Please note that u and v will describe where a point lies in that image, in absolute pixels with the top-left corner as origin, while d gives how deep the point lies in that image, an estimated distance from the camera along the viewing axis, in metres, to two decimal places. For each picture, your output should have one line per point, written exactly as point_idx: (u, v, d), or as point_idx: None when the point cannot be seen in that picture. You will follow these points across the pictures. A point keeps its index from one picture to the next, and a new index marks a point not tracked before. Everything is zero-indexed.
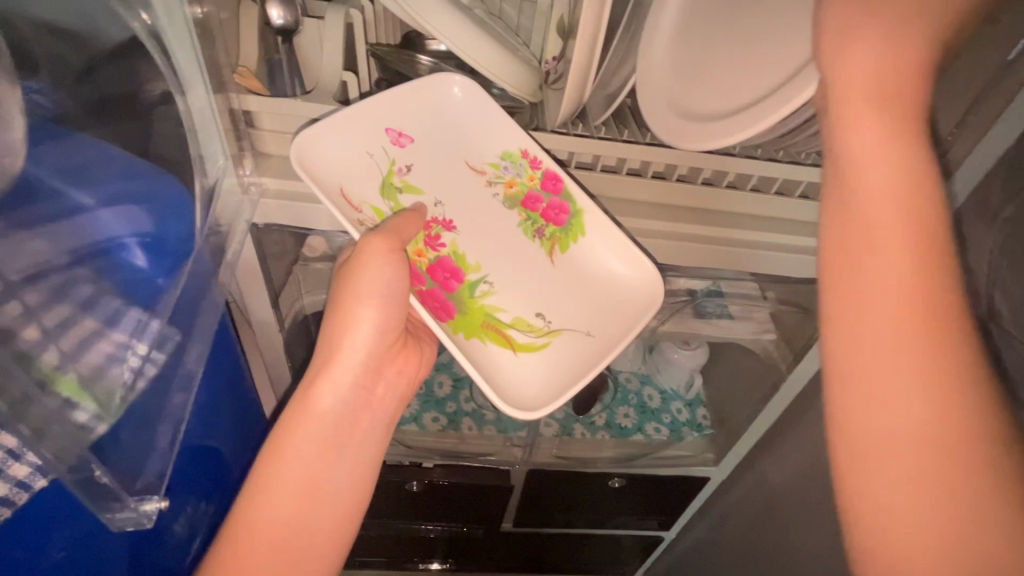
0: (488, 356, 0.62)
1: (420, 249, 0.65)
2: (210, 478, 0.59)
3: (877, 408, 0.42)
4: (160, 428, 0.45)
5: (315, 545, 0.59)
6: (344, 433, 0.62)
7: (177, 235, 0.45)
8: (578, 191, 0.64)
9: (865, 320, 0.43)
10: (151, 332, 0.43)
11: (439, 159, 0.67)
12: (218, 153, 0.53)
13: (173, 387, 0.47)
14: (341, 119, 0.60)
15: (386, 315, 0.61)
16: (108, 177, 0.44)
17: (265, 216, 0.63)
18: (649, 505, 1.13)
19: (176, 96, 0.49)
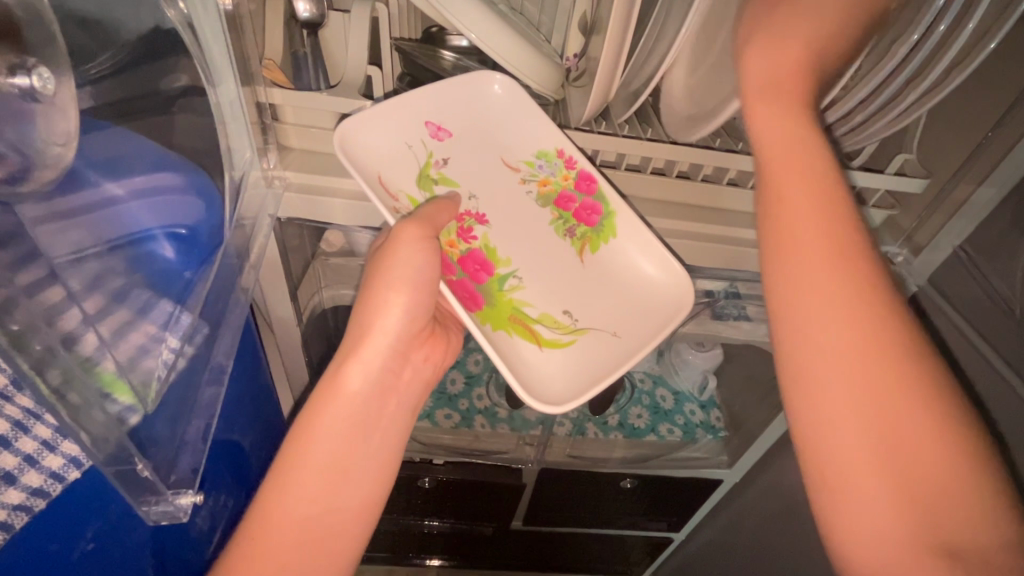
0: (513, 348, 0.61)
1: (452, 241, 0.64)
2: (231, 471, 0.59)
3: (813, 369, 0.47)
4: (194, 420, 0.45)
5: (340, 529, 0.59)
6: (372, 417, 0.62)
7: (208, 229, 0.46)
8: (612, 193, 0.64)
9: (799, 298, 0.49)
10: (183, 326, 0.44)
11: (474, 154, 0.67)
12: (245, 147, 0.54)
13: (203, 379, 0.46)
14: (382, 110, 0.61)
15: (416, 302, 0.61)
16: (141, 170, 0.44)
17: (287, 210, 0.63)
18: (659, 506, 1.12)
19: (207, 88, 0.49)
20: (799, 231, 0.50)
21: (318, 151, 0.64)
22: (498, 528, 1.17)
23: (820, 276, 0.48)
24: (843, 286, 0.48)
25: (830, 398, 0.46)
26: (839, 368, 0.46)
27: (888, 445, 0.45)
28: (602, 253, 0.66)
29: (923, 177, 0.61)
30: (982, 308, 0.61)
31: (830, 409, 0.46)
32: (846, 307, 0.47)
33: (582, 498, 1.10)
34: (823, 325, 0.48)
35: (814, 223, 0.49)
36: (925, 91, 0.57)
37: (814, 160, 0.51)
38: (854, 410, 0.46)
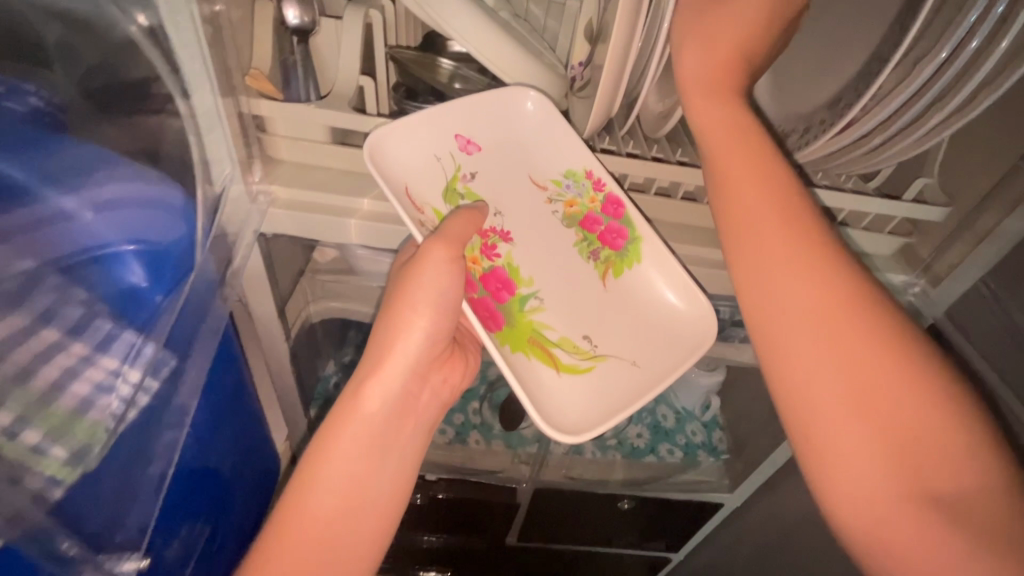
0: (532, 373, 0.58)
1: (476, 257, 0.60)
2: (205, 498, 0.56)
3: (801, 368, 0.47)
4: (150, 468, 0.45)
5: (358, 545, 0.57)
6: (390, 438, 0.59)
7: (178, 253, 0.43)
8: (640, 219, 0.60)
9: (768, 287, 0.49)
10: (144, 357, 0.42)
11: (503, 170, 0.63)
12: (225, 159, 0.52)
13: (165, 420, 0.46)
14: (412, 122, 0.58)
15: (440, 323, 0.58)
16: (115, 189, 0.41)
17: (274, 225, 0.60)
18: (657, 527, 1.10)
19: (177, 99, 0.48)
20: (753, 232, 0.50)
21: (306, 164, 0.61)
22: (492, 544, 1.15)
23: (779, 279, 0.49)
24: (810, 286, 0.48)
25: (821, 414, 0.46)
26: (829, 358, 0.46)
27: (900, 463, 0.44)
28: (625, 279, 0.62)
29: (943, 206, 0.58)
30: (1005, 345, 0.57)
31: (810, 409, 0.46)
32: (809, 306, 0.48)
33: (578, 517, 1.07)
34: (789, 329, 0.48)
35: (766, 222, 0.50)
36: (950, 114, 0.54)
37: (758, 156, 0.52)
38: (856, 427, 0.45)
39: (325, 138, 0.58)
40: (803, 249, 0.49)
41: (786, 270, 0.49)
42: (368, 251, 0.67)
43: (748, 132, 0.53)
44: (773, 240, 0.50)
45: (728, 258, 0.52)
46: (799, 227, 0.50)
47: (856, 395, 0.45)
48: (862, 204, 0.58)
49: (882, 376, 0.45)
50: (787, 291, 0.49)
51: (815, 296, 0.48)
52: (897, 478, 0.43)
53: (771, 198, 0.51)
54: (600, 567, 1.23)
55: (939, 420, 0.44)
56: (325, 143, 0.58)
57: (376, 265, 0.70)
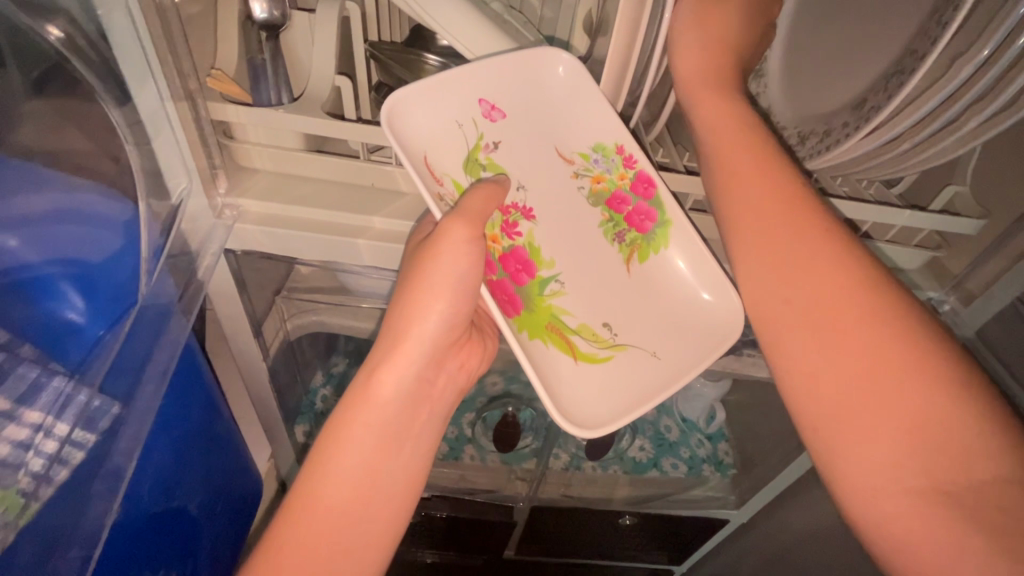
0: (550, 362, 0.53)
1: (495, 235, 0.55)
2: (170, 539, 0.52)
3: (822, 357, 0.43)
4: (71, 552, 0.38)
5: (370, 536, 0.53)
6: (403, 428, 0.54)
7: (113, 282, 0.43)
8: (671, 201, 0.54)
9: (777, 270, 0.46)
10: (76, 405, 0.39)
11: (528, 137, 0.56)
12: (180, 169, 0.48)
13: (96, 489, 0.40)
14: (436, 83, 0.52)
15: (457, 308, 0.53)
16: (47, 212, 0.41)
17: (242, 242, 0.55)
18: (661, 542, 1.06)
19: (110, 107, 0.44)
20: (761, 236, 0.47)
21: (282, 174, 0.55)
22: (488, 559, 1.11)
23: (792, 286, 0.45)
24: (828, 289, 0.44)
25: (848, 422, 0.42)
26: (854, 347, 0.42)
27: (953, 496, 0.38)
28: (651, 263, 0.57)
29: (979, 219, 0.52)
30: None
31: (840, 403, 0.42)
32: (826, 315, 0.44)
33: (577, 533, 1.04)
34: (804, 339, 0.44)
35: (773, 225, 0.47)
36: (988, 117, 0.48)
37: (764, 155, 0.48)
38: (894, 440, 0.40)
39: (298, 145, 0.53)
40: (818, 252, 0.45)
41: (798, 277, 0.45)
42: (362, 273, 0.64)
43: (749, 132, 0.49)
44: (785, 243, 0.46)
45: (730, 239, 0.49)
46: (815, 228, 0.45)
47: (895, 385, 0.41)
48: (887, 218, 0.53)
49: (911, 390, 0.40)
50: (797, 299, 0.45)
51: (833, 302, 0.44)
52: (945, 512, 0.38)
53: (778, 200, 0.47)
54: None
55: (992, 453, 0.38)
56: (298, 150, 0.53)
57: (364, 282, 0.67)
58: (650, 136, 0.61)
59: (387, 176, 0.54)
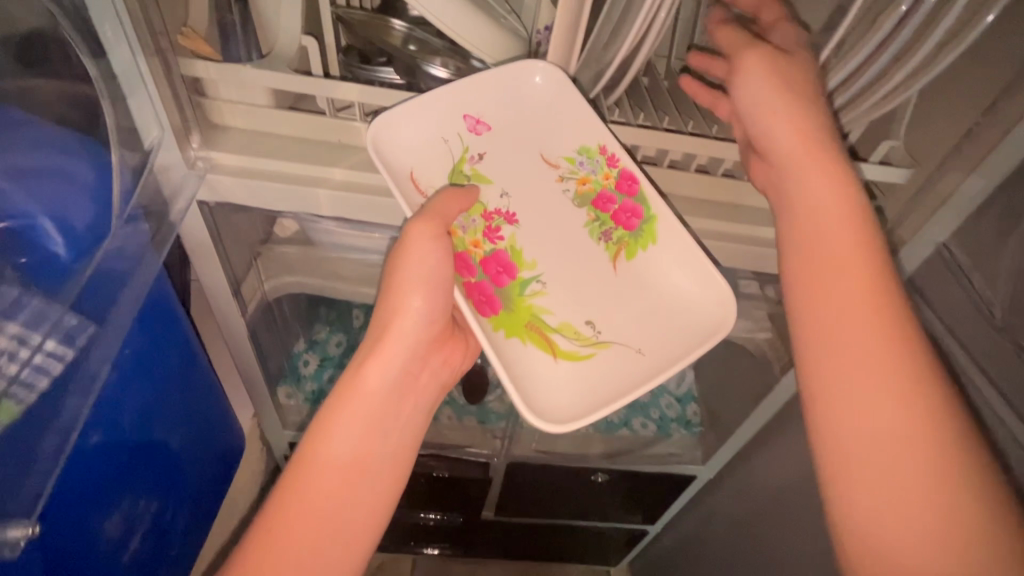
0: (525, 360, 0.55)
1: (477, 239, 0.58)
2: (153, 471, 0.56)
3: (851, 381, 0.49)
4: (47, 437, 0.41)
5: (355, 525, 0.56)
6: (388, 414, 0.59)
7: (84, 221, 0.45)
8: (656, 197, 0.58)
9: (823, 301, 0.51)
10: (53, 321, 0.41)
11: (513, 150, 0.61)
12: (153, 122, 0.51)
13: (73, 388, 0.43)
14: (421, 104, 0.57)
15: (431, 302, 0.57)
16: (24, 148, 0.44)
17: (213, 192, 0.58)
18: (637, 501, 1.11)
19: (86, 60, 0.47)
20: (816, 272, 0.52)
21: (253, 131, 0.58)
22: (469, 514, 1.15)
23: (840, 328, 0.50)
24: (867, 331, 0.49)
25: (844, 430, 0.48)
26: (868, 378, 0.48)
27: None
28: (639, 261, 0.59)
29: (905, 167, 0.56)
30: (962, 317, 0.56)
31: (849, 420, 0.48)
32: (857, 359, 0.49)
33: (554, 490, 1.08)
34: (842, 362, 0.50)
35: (836, 274, 0.51)
36: (908, 73, 0.52)
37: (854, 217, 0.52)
38: (876, 448, 0.47)
39: (268, 103, 0.56)
40: (867, 296, 0.50)
41: (841, 316, 0.50)
42: (331, 223, 0.67)
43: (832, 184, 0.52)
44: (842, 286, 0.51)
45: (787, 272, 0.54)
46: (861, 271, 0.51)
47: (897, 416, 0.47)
48: None
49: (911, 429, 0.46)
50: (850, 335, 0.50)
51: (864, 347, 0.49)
52: None
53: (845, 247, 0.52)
54: (585, 539, 1.26)
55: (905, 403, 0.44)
56: (268, 108, 0.56)
57: (339, 236, 0.70)
58: (609, 100, 0.64)
59: (354, 132, 0.57)
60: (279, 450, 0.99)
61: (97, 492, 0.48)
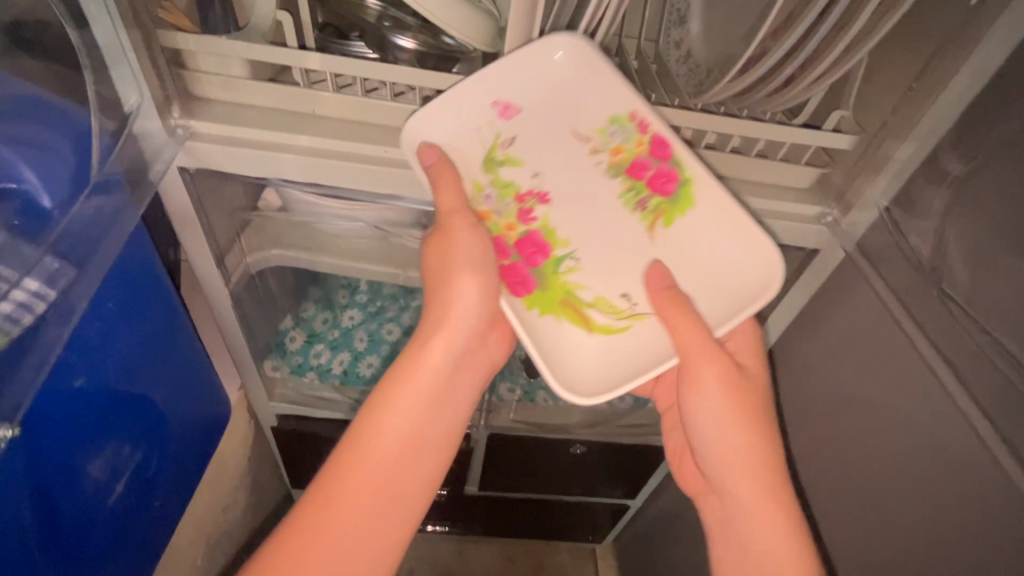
0: (560, 334, 0.61)
1: (511, 223, 0.63)
2: (137, 421, 0.59)
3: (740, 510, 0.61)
4: (26, 360, 0.43)
5: (411, 490, 0.59)
6: (445, 388, 0.61)
7: (66, 176, 0.47)
8: (690, 159, 0.59)
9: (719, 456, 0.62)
10: (38, 265, 0.44)
11: (547, 130, 0.63)
12: (134, 89, 0.54)
13: (49, 318, 0.45)
14: (453, 94, 0.59)
15: (486, 285, 0.60)
16: (10, 111, 0.47)
17: (191, 160, 0.62)
18: (618, 475, 1.15)
19: (70, 29, 0.50)
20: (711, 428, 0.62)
21: (232, 102, 0.61)
22: (453, 491, 1.20)
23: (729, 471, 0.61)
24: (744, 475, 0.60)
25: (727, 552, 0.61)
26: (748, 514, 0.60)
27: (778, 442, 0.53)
28: (674, 227, 0.61)
29: (852, 135, 0.58)
30: (908, 283, 0.57)
31: (735, 545, 0.61)
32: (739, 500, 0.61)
33: (536, 464, 1.11)
34: (720, 490, 0.63)
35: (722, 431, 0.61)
36: (849, 42, 0.55)
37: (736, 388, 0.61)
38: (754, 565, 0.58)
39: (245, 74, 0.59)
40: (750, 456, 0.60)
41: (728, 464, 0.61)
42: (303, 188, 0.69)
43: (736, 438, 0.61)
44: (732, 446, 0.61)
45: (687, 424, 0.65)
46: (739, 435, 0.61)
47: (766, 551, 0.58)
48: (767, 134, 0.60)
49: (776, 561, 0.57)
50: (737, 504, 0.61)
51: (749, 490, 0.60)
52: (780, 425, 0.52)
53: (748, 478, 0.60)
54: (574, 516, 1.30)
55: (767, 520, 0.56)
56: (244, 78, 0.59)
57: (320, 206, 0.72)
58: None
59: (325, 102, 0.61)
60: (267, 422, 1.02)
61: (81, 434, 0.51)
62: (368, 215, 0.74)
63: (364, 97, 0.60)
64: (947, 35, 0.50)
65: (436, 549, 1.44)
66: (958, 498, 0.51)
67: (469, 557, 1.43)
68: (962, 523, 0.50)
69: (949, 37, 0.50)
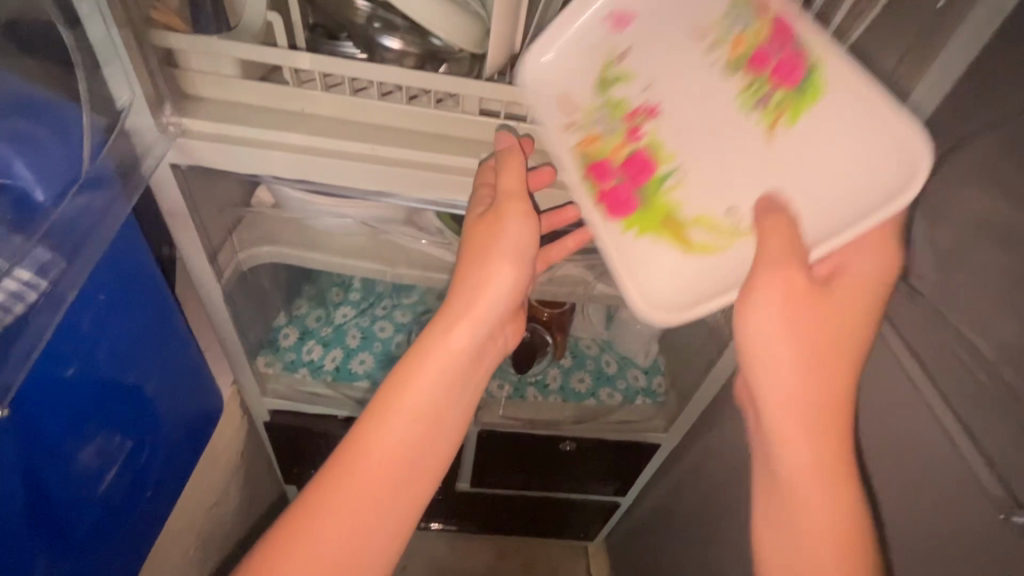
0: (654, 253, 0.57)
1: (616, 142, 0.58)
2: (127, 412, 0.61)
3: (801, 481, 0.54)
4: (17, 345, 0.45)
5: (429, 467, 0.60)
6: (468, 372, 0.61)
7: (59, 169, 0.49)
8: (819, 41, 0.51)
9: (785, 408, 0.54)
10: (31, 255, 0.45)
11: (665, 31, 0.57)
12: (125, 87, 0.55)
13: (41, 306, 0.46)
14: (571, 10, 0.57)
15: (518, 272, 0.61)
16: (4, 106, 0.48)
17: (184, 156, 0.63)
18: (608, 472, 1.16)
19: (63, 29, 0.51)
20: (775, 377, 0.54)
21: (224, 101, 0.63)
22: (444, 487, 1.21)
23: (800, 424, 0.54)
24: (814, 430, 0.54)
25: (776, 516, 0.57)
26: (807, 473, 0.54)
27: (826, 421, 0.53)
28: (805, 124, 0.52)
29: None
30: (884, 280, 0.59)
31: (794, 514, 0.55)
32: (804, 464, 0.54)
33: (527, 460, 1.12)
34: (773, 436, 0.55)
35: (791, 384, 0.54)
36: None
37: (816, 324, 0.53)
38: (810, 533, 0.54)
39: (237, 73, 0.60)
40: (825, 411, 0.53)
41: (802, 420, 0.54)
42: (293, 186, 0.70)
43: (799, 378, 0.54)
44: (789, 398, 0.54)
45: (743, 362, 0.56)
46: (829, 386, 0.53)
47: (826, 523, 0.54)
48: None
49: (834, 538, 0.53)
50: (804, 465, 0.54)
51: (822, 451, 0.54)
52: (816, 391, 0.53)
53: (810, 436, 0.54)
54: (568, 514, 1.31)
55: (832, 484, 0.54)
56: (237, 78, 0.60)
57: (308, 202, 0.74)
58: None
59: (315, 101, 0.62)
60: (259, 417, 1.03)
61: (73, 422, 0.53)
62: (357, 212, 0.75)
63: (353, 96, 0.62)
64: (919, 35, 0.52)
65: (428, 545, 1.44)
66: (943, 484, 0.52)
67: (461, 553, 1.44)
68: (944, 510, 0.52)
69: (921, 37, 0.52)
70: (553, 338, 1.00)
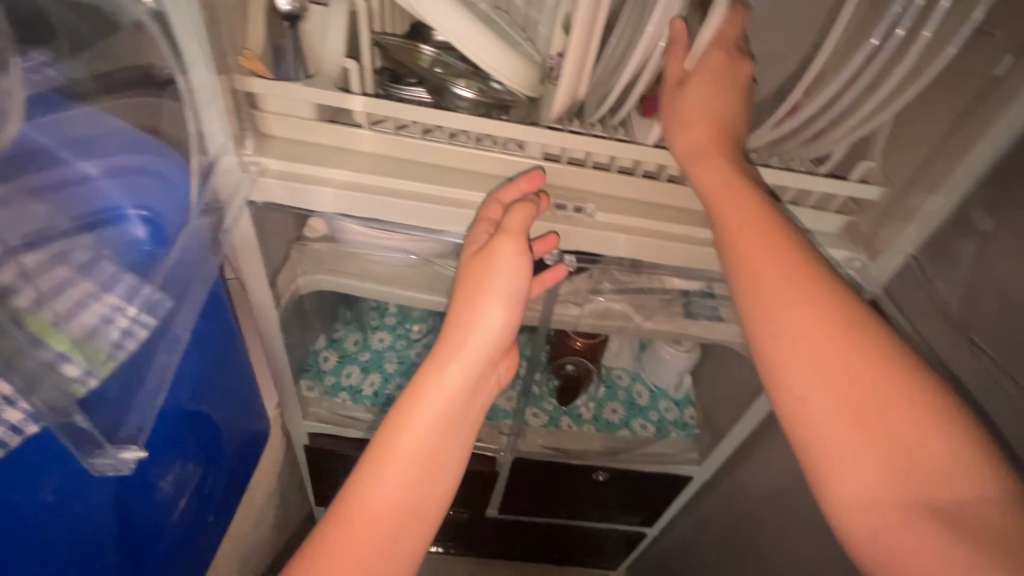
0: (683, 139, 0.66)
1: None
2: (201, 442, 0.63)
3: (799, 376, 0.51)
4: (143, 385, 0.50)
5: (433, 500, 0.57)
6: (463, 413, 0.59)
7: (170, 213, 0.48)
8: None
9: (757, 284, 0.54)
10: (141, 296, 0.46)
11: None
12: (219, 131, 0.58)
13: (157, 347, 0.50)
14: None
15: (510, 314, 0.60)
16: (118, 149, 0.47)
17: (264, 195, 0.66)
18: (636, 502, 1.16)
19: (179, 76, 0.53)
20: (730, 211, 0.57)
21: (294, 140, 0.66)
22: (472, 512, 1.21)
23: (772, 298, 0.53)
24: (784, 291, 0.53)
25: (819, 443, 0.49)
26: (801, 346, 0.51)
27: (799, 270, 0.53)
28: None
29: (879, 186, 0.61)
30: (935, 330, 0.61)
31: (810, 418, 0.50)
32: (793, 336, 0.52)
33: (555, 488, 1.13)
34: (756, 314, 0.54)
35: (753, 248, 0.55)
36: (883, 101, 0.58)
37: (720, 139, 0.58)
38: (837, 418, 0.48)
39: (312, 115, 0.64)
40: (784, 265, 0.54)
41: (766, 287, 0.54)
42: (357, 223, 0.73)
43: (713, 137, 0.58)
44: (736, 221, 0.56)
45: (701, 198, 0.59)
46: (776, 233, 0.55)
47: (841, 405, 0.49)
48: (804, 182, 0.61)
49: (887, 405, 0.47)
50: (791, 331, 0.52)
51: (802, 322, 0.52)
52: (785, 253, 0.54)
53: (793, 296, 0.53)
54: (591, 543, 1.31)
55: (829, 343, 0.51)
56: (310, 119, 0.64)
57: (369, 237, 0.77)
58: (615, 119, 0.68)
59: (359, 138, 0.65)
60: (298, 439, 1.04)
61: (155, 454, 0.55)
62: (420, 247, 0.79)
63: (419, 138, 0.65)
64: (974, 97, 0.55)
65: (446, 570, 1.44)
66: None
67: None
68: None
69: (977, 99, 0.54)
70: (591, 369, 1.02)
